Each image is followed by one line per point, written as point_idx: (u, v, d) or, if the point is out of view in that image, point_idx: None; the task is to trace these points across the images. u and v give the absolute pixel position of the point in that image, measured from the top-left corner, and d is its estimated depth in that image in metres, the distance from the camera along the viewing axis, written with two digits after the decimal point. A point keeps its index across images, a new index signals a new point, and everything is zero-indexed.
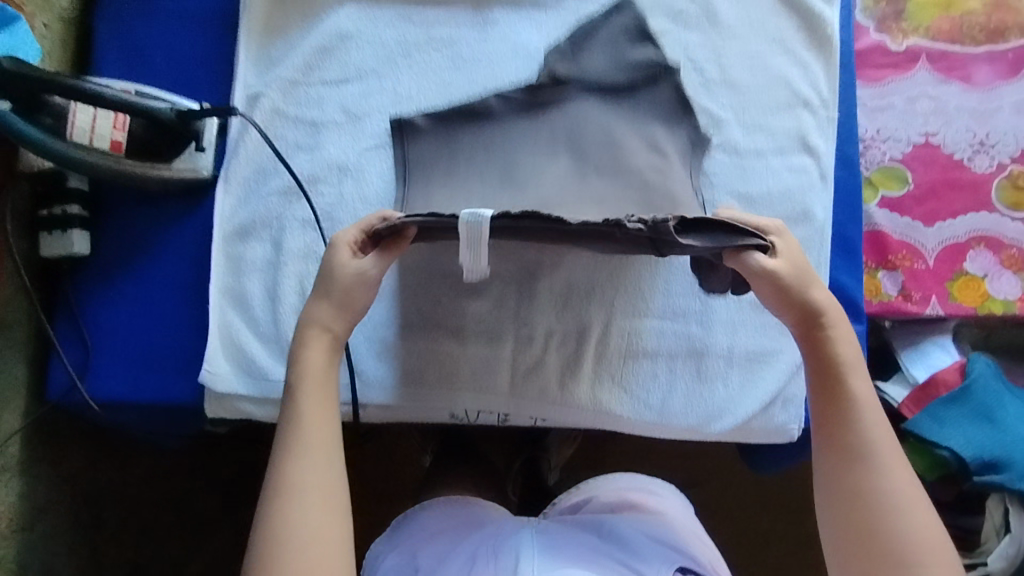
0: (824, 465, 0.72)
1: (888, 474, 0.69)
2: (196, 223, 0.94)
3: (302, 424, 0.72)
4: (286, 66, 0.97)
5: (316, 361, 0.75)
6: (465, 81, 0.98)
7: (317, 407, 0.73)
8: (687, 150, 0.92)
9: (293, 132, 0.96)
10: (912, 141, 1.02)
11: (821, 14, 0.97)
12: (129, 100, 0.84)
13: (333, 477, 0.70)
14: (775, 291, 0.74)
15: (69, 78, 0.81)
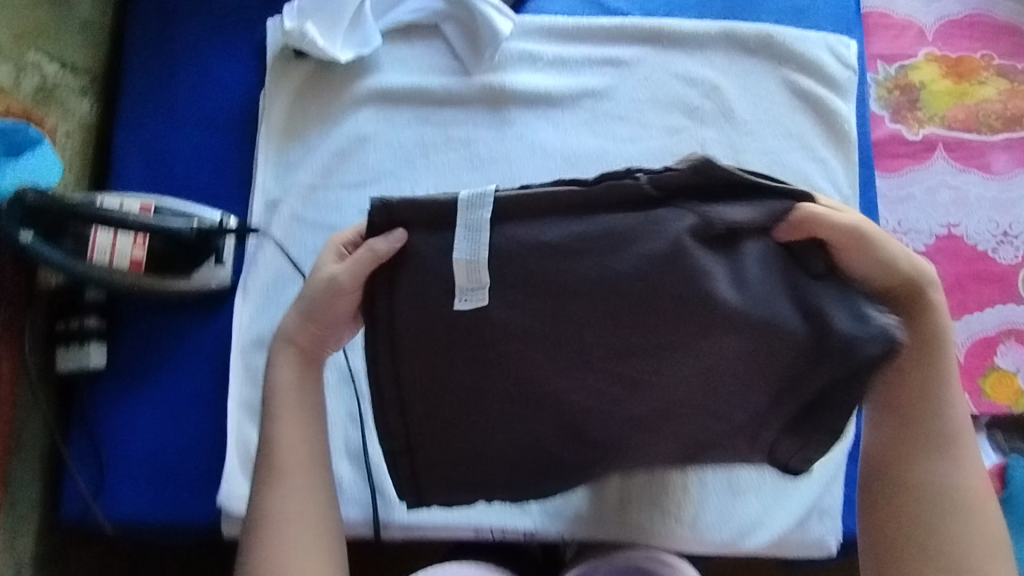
0: (892, 449, 0.70)
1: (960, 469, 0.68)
2: (214, 333, 0.93)
3: (275, 452, 0.70)
4: (304, 172, 0.97)
5: (287, 390, 0.71)
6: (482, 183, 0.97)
7: (291, 432, 0.71)
8: None
9: (311, 237, 0.95)
10: (935, 232, 1.01)
11: (838, 111, 0.97)
12: (147, 220, 0.83)
13: (311, 504, 0.69)
14: (856, 251, 0.64)
15: (91, 206, 0.82)
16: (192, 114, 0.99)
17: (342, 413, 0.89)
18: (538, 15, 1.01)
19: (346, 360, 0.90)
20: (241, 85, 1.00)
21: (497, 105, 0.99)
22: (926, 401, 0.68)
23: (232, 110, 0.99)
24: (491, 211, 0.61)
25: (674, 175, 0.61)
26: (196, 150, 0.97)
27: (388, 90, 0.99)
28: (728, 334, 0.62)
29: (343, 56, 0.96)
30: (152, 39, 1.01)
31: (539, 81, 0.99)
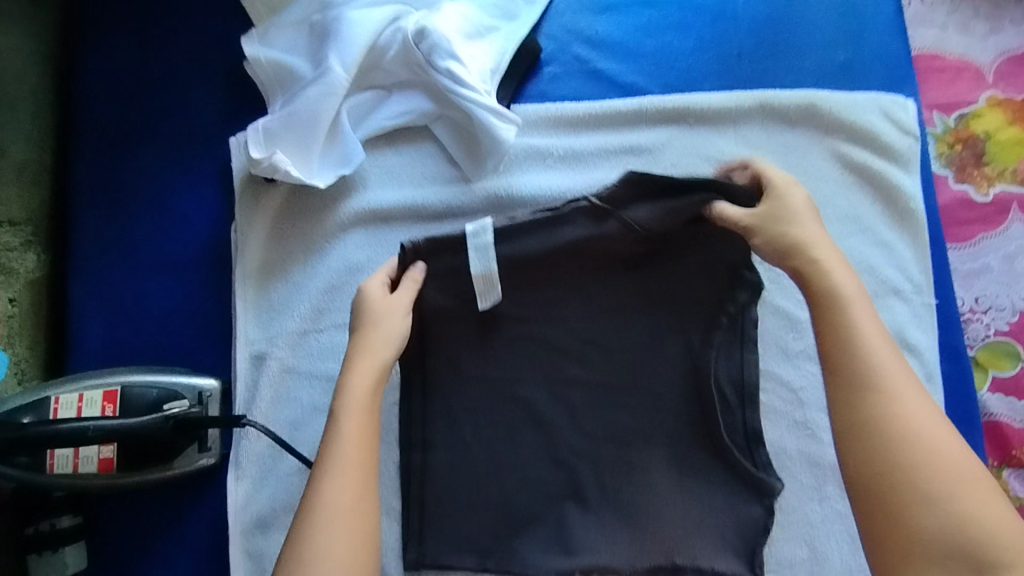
0: (836, 408, 0.60)
1: (902, 409, 0.58)
2: (207, 517, 0.81)
3: (337, 440, 0.68)
4: (292, 316, 0.84)
5: (357, 385, 0.71)
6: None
7: (355, 415, 0.70)
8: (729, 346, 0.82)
9: (307, 392, 0.83)
10: (1017, 307, 0.88)
11: (898, 185, 0.86)
12: (112, 425, 0.71)
13: (359, 488, 0.66)
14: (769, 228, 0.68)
15: (40, 426, 0.70)
16: (156, 258, 0.85)
17: None
18: (542, 104, 0.89)
19: None
20: (211, 218, 0.87)
21: (505, 215, 0.87)
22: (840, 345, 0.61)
23: (202, 248, 0.86)
24: (494, 237, 0.76)
25: (614, 189, 0.74)
26: (165, 301, 0.84)
27: (379, 208, 0.86)
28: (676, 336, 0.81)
29: (319, 181, 0.83)
30: (101, 173, 0.87)
31: (551, 182, 0.87)
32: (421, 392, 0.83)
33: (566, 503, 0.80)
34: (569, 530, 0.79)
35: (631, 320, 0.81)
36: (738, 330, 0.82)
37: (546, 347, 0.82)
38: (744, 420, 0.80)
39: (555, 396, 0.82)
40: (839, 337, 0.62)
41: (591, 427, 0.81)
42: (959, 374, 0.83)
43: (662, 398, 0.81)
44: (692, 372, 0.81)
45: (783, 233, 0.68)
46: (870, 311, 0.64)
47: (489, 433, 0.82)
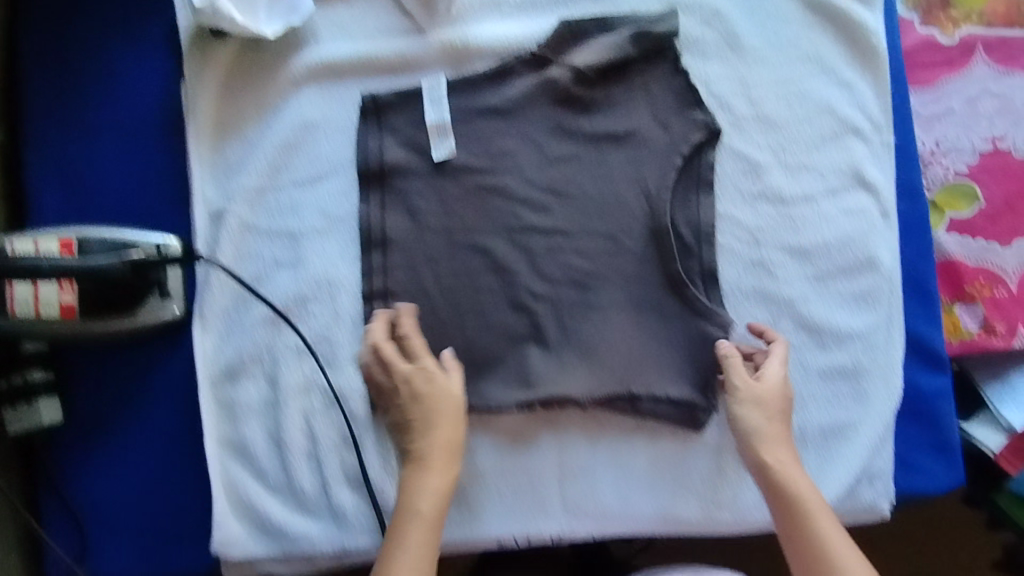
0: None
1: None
2: (177, 371, 0.82)
3: (400, 556, 0.65)
4: (247, 173, 0.83)
5: (424, 497, 0.68)
6: (458, 161, 0.83)
7: (420, 538, 0.66)
8: (689, 190, 0.83)
9: (268, 248, 0.83)
10: (978, 149, 0.88)
11: (861, 22, 0.84)
12: (70, 263, 0.72)
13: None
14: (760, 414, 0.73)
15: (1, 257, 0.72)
16: (107, 122, 0.84)
17: (333, 438, 0.82)
18: None
19: (329, 379, 0.83)
20: (161, 79, 0.85)
21: (459, 65, 0.85)
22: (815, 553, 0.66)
23: (151, 110, 0.84)
24: (446, 84, 0.84)
25: (553, 38, 0.83)
26: (119, 163, 0.83)
27: (331, 62, 0.84)
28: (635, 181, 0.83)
29: (268, 31, 0.82)
30: (43, 37, 0.84)
31: (506, 30, 0.85)
32: (382, 245, 0.83)
33: (527, 344, 0.82)
34: (529, 367, 0.81)
35: (588, 166, 0.83)
36: (695, 173, 0.83)
37: (502, 199, 0.83)
38: (701, 261, 0.82)
39: (515, 244, 0.83)
40: (805, 533, 0.67)
41: (551, 272, 0.82)
42: (915, 207, 0.84)
43: (619, 243, 0.83)
44: (649, 216, 0.82)
45: (751, 428, 0.73)
46: (834, 520, 0.68)
47: (450, 282, 0.82)
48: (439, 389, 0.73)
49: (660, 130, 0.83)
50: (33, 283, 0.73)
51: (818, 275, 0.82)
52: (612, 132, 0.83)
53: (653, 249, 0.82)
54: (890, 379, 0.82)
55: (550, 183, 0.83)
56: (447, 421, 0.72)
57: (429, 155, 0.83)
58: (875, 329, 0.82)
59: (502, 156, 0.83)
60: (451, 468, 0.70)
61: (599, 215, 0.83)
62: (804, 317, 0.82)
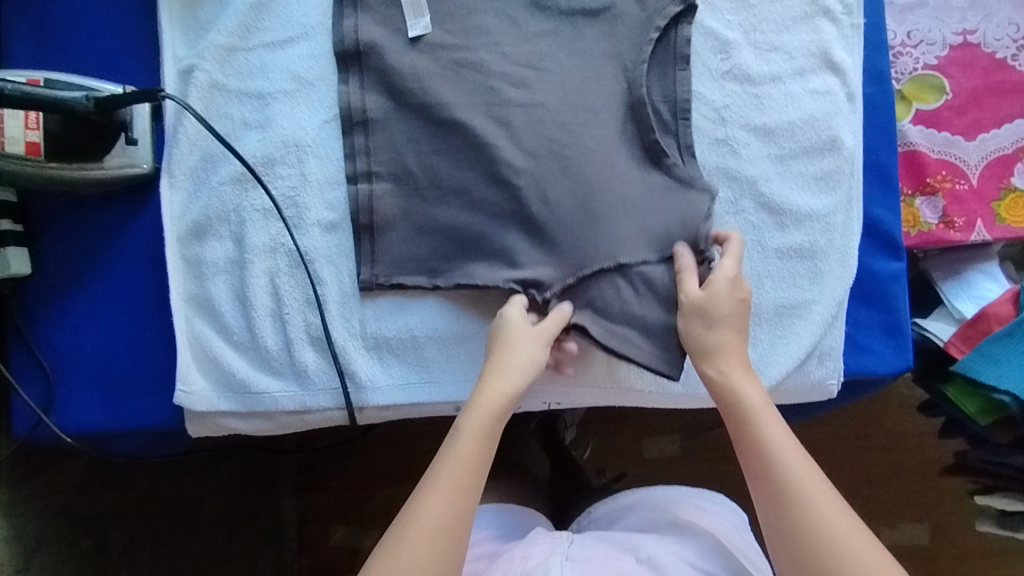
0: (765, 513, 0.64)
1: (811, 491, 0.63)
2: (147, 227, 0.83)
3: (446, 462, 0.65)
4: (218, 32, 0.83)
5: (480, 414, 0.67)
6: (434, 37, 0.82)
7: (467, 450, 0.65)
8: (663, 64, 0.83)
9: (237, 108, 0.83)
10: (948, 42, 0.88)
11: None
12: (33, 93, 0.72)
13: (457, 518, 0.63)
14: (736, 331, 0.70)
15: None
16: None
17: (297, 299, 0.82)
18: None
19: (294, 240, 0.82)
20: None
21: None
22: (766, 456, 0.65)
23: None
24: None
25: None
26: (93, 18, 0.83)
27: None
28: (605, 55, 0.82)
29: None
30: None
31: None
32: (364, 125, 0.82)
33: (506, 218, 0.79)
34: (506, 240, 0.79)
35: (558, 38, 0.83)
36: (670, 48, 0.82)
37: (477, 73, 0.81)
38: (680, 140, 0.81)
39: (492, 118, 0.80)
40: (752, 439, 0.66)
41: (530, 146, 0.79)
42: (879, 91, 0.84)
43: (598, 116, 0.80)
44: (626, 92, 0.81)
45: (707, 340, 0.70)
46: (781, 423, 0.67)
47: (424, 152, 0.81)
48: (524, 333, 0.72)
49: (636, 5, 0.82)
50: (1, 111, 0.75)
51: (781, 155, 0.83)
52: (588, 8, 0.83)
53: (631, 125, 0.81)
54: (845, 261, 0.82)
55: (526, 59, 0.82)
56: (519, 350, 0.71)
57: (404, 31, 0.82)
58: (836, 210, 0.82)
59: (472, 24, 0.83)
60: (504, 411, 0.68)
61: (577, 90, 0.81)
62: (765, 196, 0.82)
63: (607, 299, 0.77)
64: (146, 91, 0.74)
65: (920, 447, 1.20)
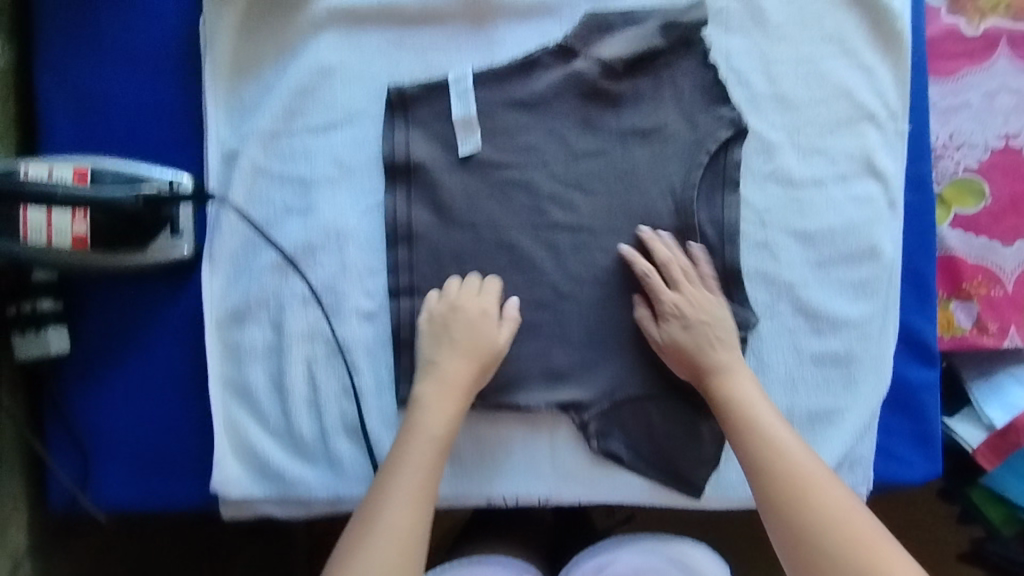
0: (750, 473, 0.72)
1: (786, 452, 0.71)
2: (187, 309, 0.84)
3: (402, 468, 0.72)
4: (262, 116, 0.83)
5: (436, 419, 0.75)
6: (484, 157, 0.83)
7: (421, 453, 0.73)
8: (708, 175, 0.83)
9: (279, 194, 0.84)
10: (989, 146, 0.88)
11: (887, 4, 0.81)
12: (83, 195, 0.73)
13: (429, 482, 0.72)
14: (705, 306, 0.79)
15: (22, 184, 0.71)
16: (125, 51, 0.82)
17: (333, 388, 0.82)
18: None
19: (333, 325, 0.83)
20: (177, 10, 0.83)
21: (490, 49, 0.83)
22: (748, 428, 0.73)
23: (168, 42, 0.83)
24: (473, 79, 0.83)
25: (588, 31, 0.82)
26: (135, 96, 0.82)
27: (353, 8, 0.83)
28: (649, 158, 0.83)
29: None
30: None
31: None
32: (414, 225, 0.83)
33: (550, 337, 0.83)
34: (550, 359, 0.83)
35: (602, 138, 0.83)
36: (720, 170, 0.83)
37: (528, 195, 0.83)
38: (725, 256, 0.82)
39: (540, 241, 0.83)
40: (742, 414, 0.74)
41: (578, 269, 0.83)
42: (921, 197, 0.84)
43: (645, 239, 0.83)
44: (674, 214, 0.83)
45: (698, 360, 0.78)
46: (764, 398, 0.76)
47: (468, 259, 0.83)
48: (463, 305, 0.79)
49: (686, 124, 0.83)
50: (47, 208, 0.72)
51: (820, 261, 0.83)
52: (638, 128, 0.83)
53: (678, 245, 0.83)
54: (880, 369, 0.83)
55: (576, 179, 0.83)
56: (468, 351, 0.78)
57: (455, 147, 0.83)
58: (872, 318, 0.83)
59: (516, 121, 0.83)
60: (467, 384, 0.77)
61: (625, 213, 0.83)
62: (804, 302, 0.82)
63: (637, 420, 0.82)
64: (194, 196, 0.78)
65: (937, 522, 1.20)
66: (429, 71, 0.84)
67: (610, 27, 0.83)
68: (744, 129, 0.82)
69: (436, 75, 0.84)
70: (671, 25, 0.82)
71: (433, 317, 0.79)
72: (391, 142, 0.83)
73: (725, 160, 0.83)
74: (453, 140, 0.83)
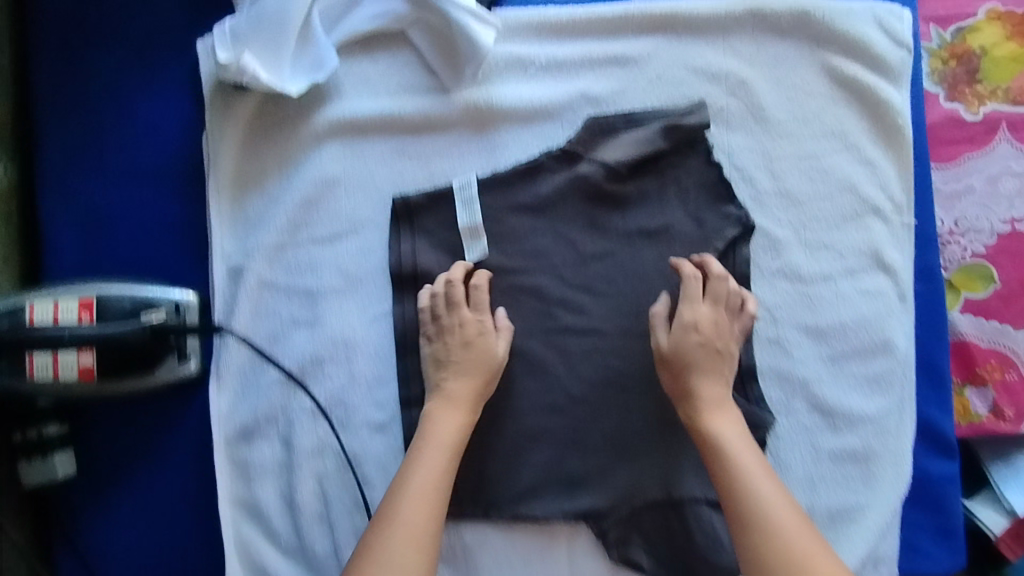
0: (736, 525, 0.68)
1: (772, 505, 0.68)
2: (197, 426, 0.83)
3: (416, 473, 0.72)
4: (267, 230, 0.83)
5: (443, 432, 0.75)
6: (492, 262, 0.83)
7: (434, 459, 0.73)
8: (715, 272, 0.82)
9: (286, 306, 0.83)
10: (996, 230, 0.87)
11: (887, 100, 0.82)
12: (89, 333, 0.72)
13: (436, 500, 0.71)
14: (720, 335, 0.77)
15: (25, 330, 0.71)
16: (128, 169, 0.81)
17: (345, 503, 0.81)
18: (525, 10, 0.83)
19: (342, 438, 0.82)
20: (179, 126, 0.83)
21: (492, 155, 0.84)
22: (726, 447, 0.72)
23: (170, 158, 0.82)
24: (477, 186, 0.82)
25: (591, 134, 0.82)
26: (138, 215, 0.81)
27: (354, 119, 0.83)
28: (656, 258, 0.83)
29: (292, 89, 0.79)
30: (66, 76, 0.81)
31: (530, 92, 0.83)
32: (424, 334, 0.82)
33: (564, 443, 0.82)
34: (565, 465, 0.82)
35: (609, 238, 0.83)
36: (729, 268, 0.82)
37: (537, 300, 0.83)
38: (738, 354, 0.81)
39: (551, 346, 0.83)
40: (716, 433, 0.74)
41: (590, 372, 0.82)
42: (931, 287, 0.84)
43: None
44: None
45: (689, 382, 0.76)
46: (752, 450, 0.73)
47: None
48: (468, 322, 0.79)
49: (692, 222, 0.83)
50: (54, 352, 0.72)
51: (833, 357, 0.82)
52: (644, 228, 0.83)
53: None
54: (898, 463, 0.82)
55: (584, 282, 0.83)
56: (471, 371, 0.77)
57: (462, 253, 0.83)
58: (887, 412, 0.82)
59: (522, 225, 0.83)
60: (471, 405, 0.77)
61: (635, 314, 0.83)
62: (819, 399, 0.82)
63: (657, 525, 0.81)
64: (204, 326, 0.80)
65: None
66: (433, 178, 0.84)
67: (613, 129, 0.83)
68: (750, 226, 0.82)
69: (440, 183, 0.84)
70: (673, 126, 0.81)
71: (431, 337, 0.79)
72: (398, 251, 0.83)
73: (733, 258, 0.82)
74: (460, 247, 0.83)
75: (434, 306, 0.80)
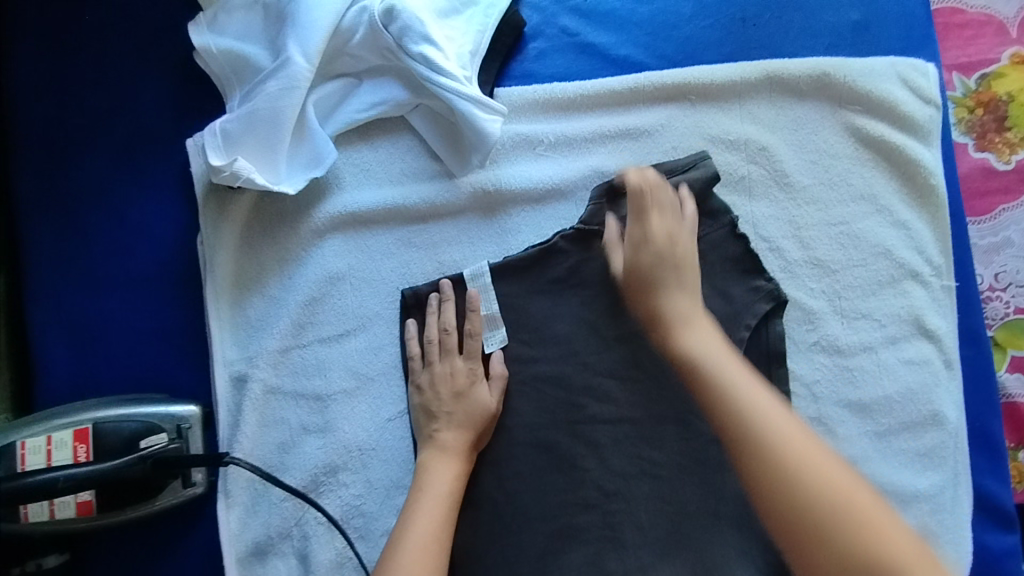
0: (784, 529, 0.55)
1: (786, 440, 0.57)
2: (202, 547, 0.76)
3: (412, 523, 0.67)
4: (271, 333, 0.78)
5: (439, 481, 0.70)
6: (510, 352, 0.77)
7: (432, 509, 0.68)
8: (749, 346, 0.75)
9: (294, 412, 0.78)
10: None
11: (917, 159, 0.79)
12: (86, 474, 0.67)
13: (434, 549, 0.65)
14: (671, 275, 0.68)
15: (8, 481, 0.65)
16: (118, 276, 0.77)
17: None
18: (529, 86, 0.80)
19: (359, 552, 0.76)
20: (174, 227, 0.78)
21: (505, 238, 0.80)
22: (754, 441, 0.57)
23: (166, 260, 0.78)
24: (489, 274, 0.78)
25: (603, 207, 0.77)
26: (134, 325, 0.77)
27: (358, 211, 0.79)
28: None
29: (288, 187, 0.76)
30: (49, 182, 0.77)
31: (540, 172, 0.80)
32: None
33: (599, 544, 0.75)
34: (603, 567, 0.74)
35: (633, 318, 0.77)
36: (764, 344, 0.75)
37: (560, 389, 0.77)
38: None
39: (578, 438, 0.76)
40: (736, 421, 0.59)
41: (621, 464, 0.76)
42: (976, 350, 0.79)
43: (690, 425, 0.77)
44: None
45: (656, 304, 0.68)
46: (744, 369, 0.62)
47: (503, 465, 0.76)
48: (458, 372, 0.75)
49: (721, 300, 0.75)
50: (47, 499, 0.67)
51: (880, 432, 0.76)
52: None
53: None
54: (960, 542, 0.75)
55: (610, 367, 0.77)
56: (466, 421, 0.73)
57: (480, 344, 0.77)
58: (943, 488, 0.76)
59: (539, 310, 0.78)
60: (467, 455, 0.73)
61: (667, 399, 0.77)
62: (870, 479, 0.75)
63: None
64: (211, 456, 0.72)
65: None
66: (444, 267, 0.79)
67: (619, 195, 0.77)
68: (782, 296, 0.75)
69: (452, 272, 0.79)
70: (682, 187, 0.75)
71: (421, 386, 0.75)
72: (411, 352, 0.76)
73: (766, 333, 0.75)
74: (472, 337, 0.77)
75: (426, 353, 0.76)
